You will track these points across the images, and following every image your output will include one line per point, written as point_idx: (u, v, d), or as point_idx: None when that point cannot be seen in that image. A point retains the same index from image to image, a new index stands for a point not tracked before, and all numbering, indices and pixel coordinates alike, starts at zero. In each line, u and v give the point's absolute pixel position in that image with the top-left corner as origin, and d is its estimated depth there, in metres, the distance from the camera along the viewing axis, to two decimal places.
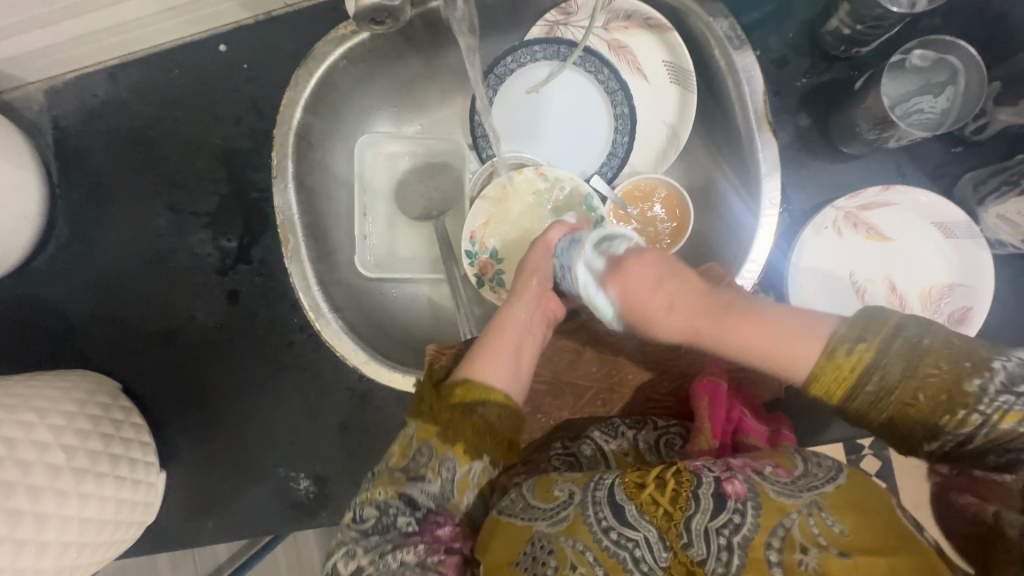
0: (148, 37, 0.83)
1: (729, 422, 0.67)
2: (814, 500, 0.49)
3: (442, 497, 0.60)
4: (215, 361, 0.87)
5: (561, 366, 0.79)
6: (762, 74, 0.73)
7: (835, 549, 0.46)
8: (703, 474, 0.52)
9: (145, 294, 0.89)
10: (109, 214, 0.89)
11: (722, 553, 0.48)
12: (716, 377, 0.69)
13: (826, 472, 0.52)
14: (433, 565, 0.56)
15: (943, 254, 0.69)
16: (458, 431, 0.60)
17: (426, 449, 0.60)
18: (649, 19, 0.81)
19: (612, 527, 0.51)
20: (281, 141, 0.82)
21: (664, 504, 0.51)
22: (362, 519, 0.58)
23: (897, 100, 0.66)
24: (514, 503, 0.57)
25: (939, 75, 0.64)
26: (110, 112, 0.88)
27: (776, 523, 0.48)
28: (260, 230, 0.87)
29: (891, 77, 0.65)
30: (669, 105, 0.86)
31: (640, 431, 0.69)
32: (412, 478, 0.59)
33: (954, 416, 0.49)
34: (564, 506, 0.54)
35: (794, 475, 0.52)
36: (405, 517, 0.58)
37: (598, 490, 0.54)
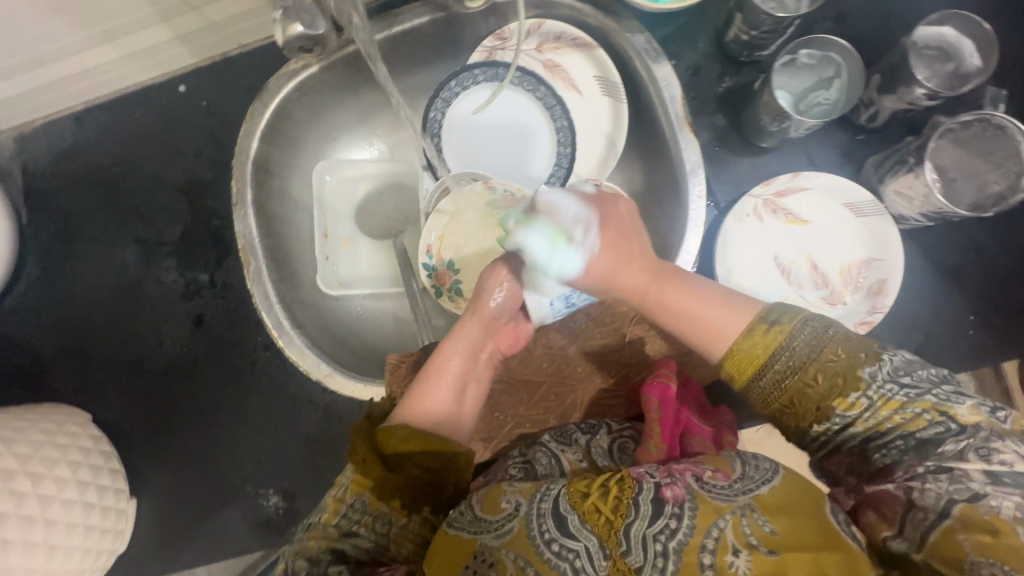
0: (111, 83, 0.88)
1: (679, 423, 0.70)
2: (749, 501, 0.52)
3: (379, 548, 0.59)
4: (184, 385, 0.90)
5: (515, 365, 0.82)
6: (679, 80, 0.80)
7: (765, 547, 0.49)
8: (643, 480, 0.55)
9: (115, 324, 0.91)
10: (79, 250, 0.93)
11: (658, 558, 0.51)
12: (665, 378, 0.72)
13: (762, 473, 0.55)
14: None
15: (857, 232, 0.75)
16: (389, 486, 0.58)
17: (359, 504, 0.59)
18: (576, 39, 0.89)
19: (554, 540, 0.54)
20: (240, 170, 0.87)
21: (605, 512, 0.54)
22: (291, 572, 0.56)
23: (799, 95, 0.72)
24: (463, 515, 0.59)
25: (824, 70, 0.72)
26: (77, 154, 0.93)
27: (711, 523, 0.51)
28: (223, 255, 0.91)
29: (788, 74, 0.72)
30: (604, 116, 0.92)
31: (592, 437, 0.71)
32: (346, 534, 0.58)
33: (842, 399, 0.52)
34: (508, 519, 0.57)
35: (731, 478, 0.54)
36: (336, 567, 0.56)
37: (544, 502, 0.56)
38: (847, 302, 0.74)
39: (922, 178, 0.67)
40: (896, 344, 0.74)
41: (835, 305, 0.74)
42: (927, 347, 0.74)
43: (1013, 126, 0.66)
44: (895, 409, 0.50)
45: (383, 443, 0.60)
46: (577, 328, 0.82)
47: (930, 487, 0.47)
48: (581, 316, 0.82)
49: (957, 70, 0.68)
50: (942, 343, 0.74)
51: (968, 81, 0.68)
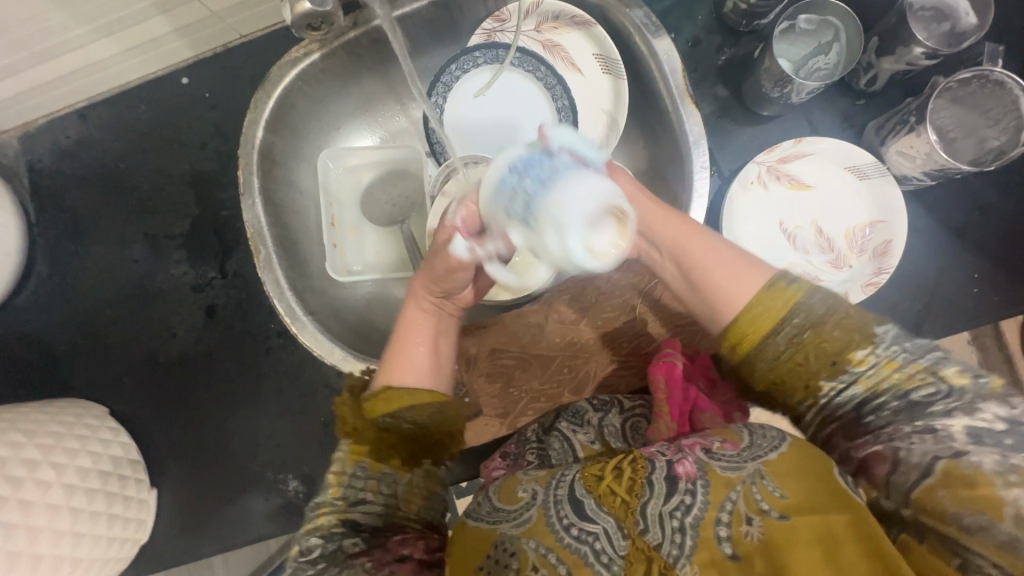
0: (114, 77, 0.88)
1: (687, 402, 0.70)
2: (758, 470, 0.54)
3: (390, 513, 0.60)
4: (199, 375, 0.90)
5: (526, 341, 0.83)
6: (679, 53, 0.81)
7: (776, 512, 0.51)
8: (656, 459, 0.58)
9: (127, 318, 0.92)
10: (88, 246, 0.93)
11: (676, 534, 0.53)
12: (670, 357, 0.73)
13: (770, 442, 0.57)
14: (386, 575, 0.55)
15: (860, 196, 0.76)
16: (387, 448, 0.63)
17: (363, 472, 0.61)
18: (575, 18, 0.90)
19: (573, 524, 0.56)
20: (247, 160, 0.88)
21: (621, 493, 0.56)
22: (306, 551, 0.57)
23: (799, 62, 0.74)
24: (481, 506, 0.63)
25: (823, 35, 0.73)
26: (82, 150, 0.93)
27: (722, 498, 0.53)
28: (233, 245, 0.91)
29: (787, 40, 0.73)
30: (604, 94, 0.92)
31: (606, 416, 0.73)
32: (354, 504, 0.59)
33: (853, 354, 0.53)
34: (526, 508, 0.59)
35: (739, 447, 0.57)
36: (352, 539, 0.57)
37: (560, 489, 0.59)
38: (853, 264, 0.75)
39: (924, 136, 0.68)
40: (902, 303, 0.75)
41: (840, 269, 0.75)
42: (933, 306, 0.75)
43: (1013, 81, 0.67)
44: (896, 367, 0.51)
45: (372, 411, 0.63)
46: (586, 301, 0.83)
47: (916, 444, 0.49)
48: (590, 291, 0.83)
49: (953, 30, 0.70)
50: (948, 300, 0.75)
51: (965, 40, 0.70)
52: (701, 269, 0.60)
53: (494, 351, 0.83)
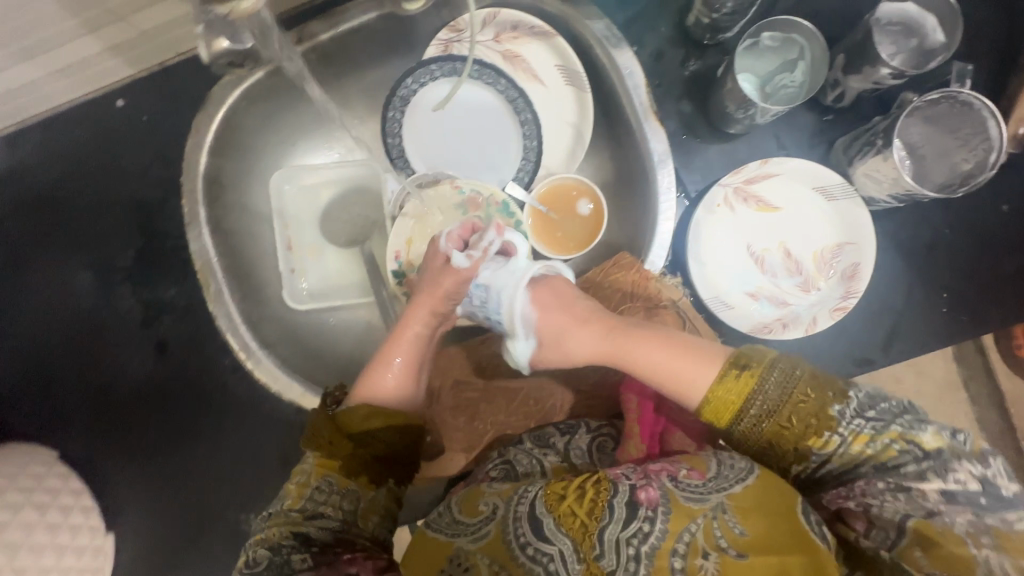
0: (41, 101, 0.82)
1: (659, 423, 0.68)
2: (721, 503, 0.52)
3: (344, 528, 0.57)
4: (151, 414, 0.86)
5: (487, 371, 0.82)
6: (641, 68, 0.77)
7: (734, 550, 0.50)
8: (620, 483, 0.55)
9: (72, 357, 0.87)
10: (26, 281, 0.88)
11: (631, 562, 0.51)
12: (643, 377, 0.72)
13: (738, 472, 0.53)
14: None
15: (828, 217, 0.74)
16: (360, 465, 0.59)
17: (325, 484, 0.57)
18: (534, 27, 0.85)
19: (530, 543, 0.54)
20: (190, 188, 0.83)
21: (580, 514, 0.53)
22: (253, 562, 0.53)
23: (763, 79, 0.70)
24: (442, 516, 0.61)
25: (788, 52, 0.70)
26: (13, 179, 0.87)
27: (682, 528, 0.51)
28: (181, 277, 0.87)
29: (751, 57, 0.70)
30: (569, 106, 0.89)
31: (572, 441, 0.70)
32: (310, 516, 0.56)
33: (817, 437, 0.50)
34: (485, 523, 0.57)
35: (706, 476, 0.54)
36: (301, 555, 0.53)
37: (520, 505, 0.56)
38: (822, 288, 0.73)
39: (891, 161, 0.65)
40: (871, 327, 0.73)
41: (809, 292, 0.74)
42: (902, 329, 0.73)
43: (980, 103, 0.64)
44: (866, 444, 0.48)
45: (348, 421, 0.60)
46: None
47: (888, 503, 0.48)
48: None
49: (920, 47, 0.67)
50: (917, 323, 0.73)
51: (933, 58, 0.66)
52: (636, 375, 0.62)
53: (458, 384, 0.81)
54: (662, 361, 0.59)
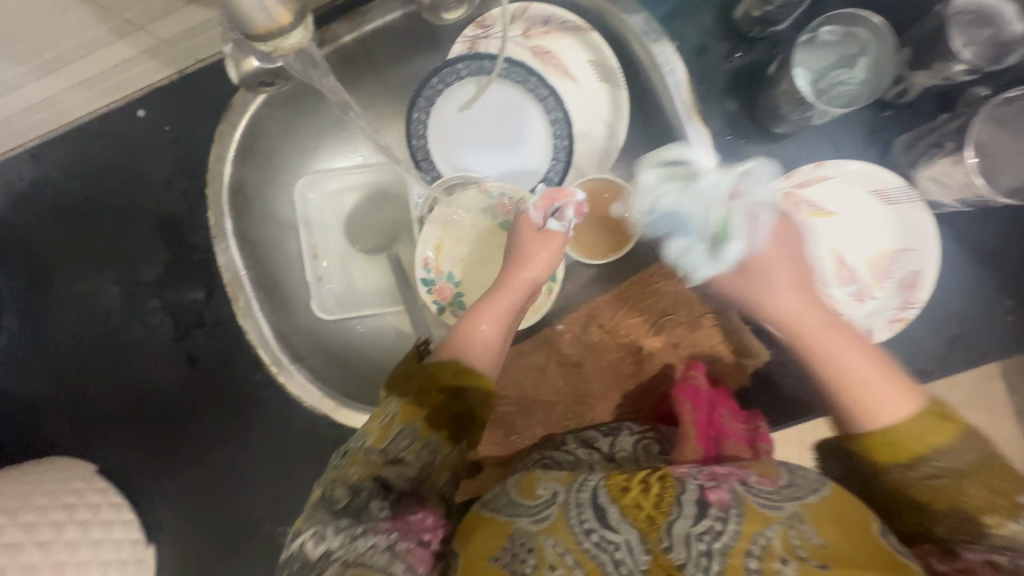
0: (63, 114, 0.80)
1: (711, 426, 0.67)
2: (796, 513, 0.48)
3: (420, 480, 0.56)
4: (186, 428, 0.86)
5: (525, 384, 0.79)
6: (683, 65, 0.72)
7: (815, 560, 0.46)
8: (687, 480, 0.51)
9: (105, 371, 0.87)
10: (56, 296, 0.87)
11: (702, 559, 0.47)
12: (694, 379, 0.72)
13: (811, 484, 0.51)
14: (402, 553, 0.50)
15: (886, 221, 0.69)
16: (448, 415, 0.59)
17: (409, 432, 0.56)
18: (566, 22, 0.81)
19: (594, 530, 0.51)
20: (215, 200, 0.81)
21: (647, 507, 0.50)
22: (331, 498, 0.53)
23: (818, 73, 0.66)
24: (500, 497, 0.58)
25: (850, 48, 0.65)
26: (39, 194, 0.86)
27: (756, 532, 0.48)
28: (209, 291, 0.86)
29: (807, 52, 0.65)
30: (602, 104, 0.84)
31: (618, 442, 0.68)
32: (390, 461, 0.55)
33: (997, 517, 0.45)
34: (546, 506, 0.54)
35: (777, 484, 0.50)
36: (378, 502, 0.53)
37: (582, 492, 0.53)
38: (879, 297, 0.68)
39: (963, 165, 0.61)
40: (932, 339, 0.69)
41: (864, 301, 0.68)
42: (964, 341, 0.69)
43: None
44: None
45: (438, 372, 0.61)
46: (591, 342, 0.79)
47: None
48: (593, 330, 0.80)
49: (996, 38, 0.61)
50: (979, 335, 0.69)
51: (1010, 52, 0.61)
52: (818, 360, 0.56)
53: (494, 398, 0.79)
54: (851, 359, 0.55)
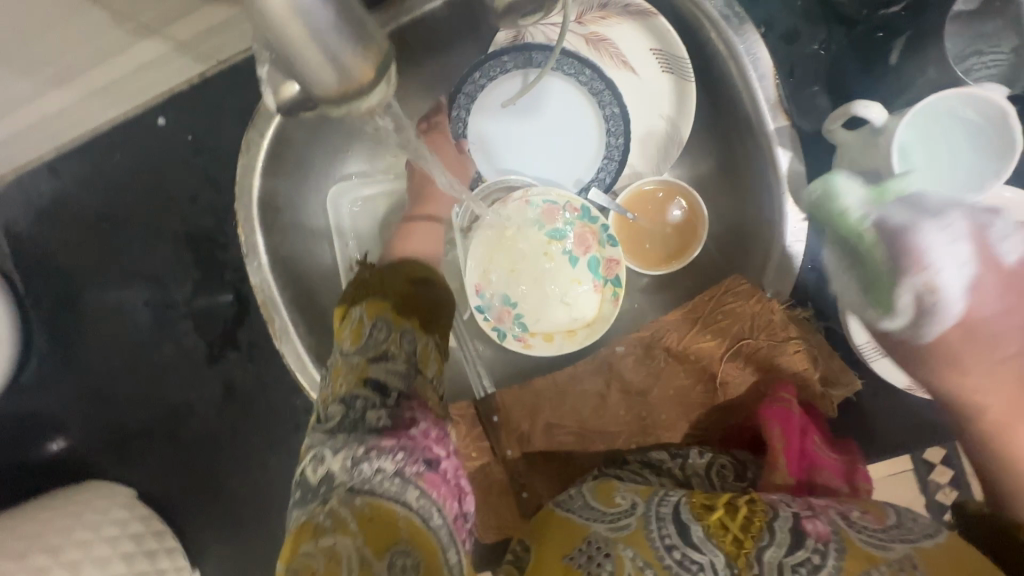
0: (79, 125, 0.74)
1: (803, 457, 0.62)
2: (908, 554, 0.45)
3: (411, 376, 0.58)
4: (226, 453, 0.83)
5: (586, 413, 0.73)
6: (769, 53, 0.63)
7: None
8: (779, 508, 0.50)
9: (140, 394, 0.83)
10: (86, 317, 0.83)
11: None
12: (785, 403, 0.65)
13: (923, 528, 0.48)
14: (413, 480, 0.49)
15: None
16: (411, 305, 0.65)
17: (384, 325, 0.61)
18: (629, 6, 0.71)
19: (676, 547, 0.49)
20: (246, 215, 0.75)
21: (733, 530, 0.48)
22: (326, 418, 0.54)
23: (954, 49, 0.56)
24: (575, 499, 0.57)
25: (1002, 17, 0.55)
26: (61, 210, 0.81)
27: (858, 567, 0.45)
28: (244, 311, 0.81)
29: (955, 23, 0.56)
30: (664, 98, 0.74)
31: (688, 462, 0.64)
32: (375, 358, 0.58)
33: None
34: (625, 516, 0.52)
35: (884, 524, 0.48)
36: (374, 412, 0.54)
37: (664, 506, 0.51)
38: None
39: None
40: None
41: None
42: None
43: None
44: None
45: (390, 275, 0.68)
46: (656, 366, 0.72)
47: None
48: (658, 353, 0.72)
49: None
50: None
51: None
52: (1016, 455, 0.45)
53: (550, 428, 0.73)
54: None
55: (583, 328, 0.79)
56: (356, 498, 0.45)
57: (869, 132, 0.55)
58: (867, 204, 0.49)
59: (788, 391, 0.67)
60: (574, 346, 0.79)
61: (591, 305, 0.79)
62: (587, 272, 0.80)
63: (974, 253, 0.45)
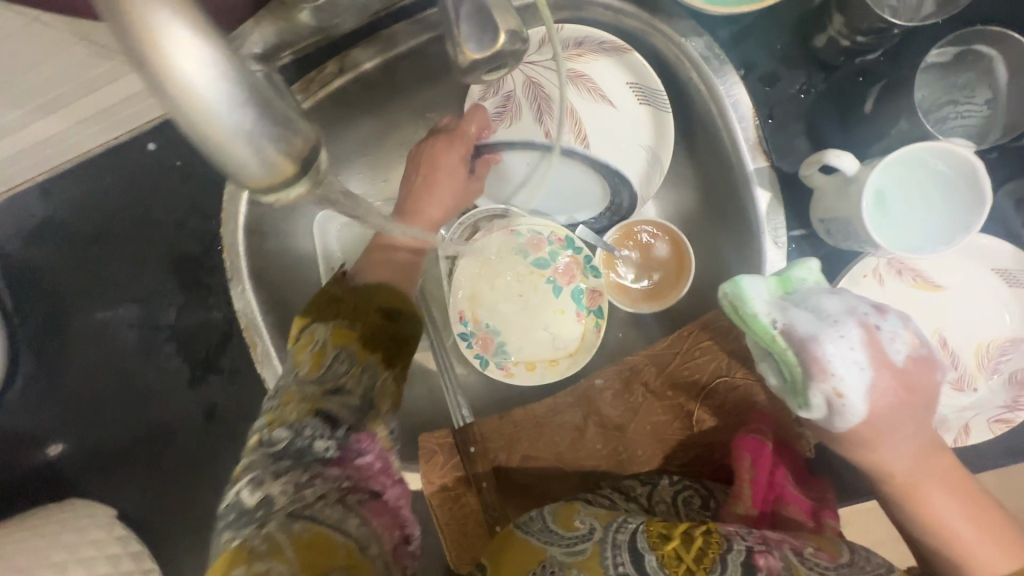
0: (69, 151, 0.75)
1: (771, 487, 0.61)
2: None
3: (365, 413, 0.52)
4: (205, 476, 0.83)
5: (563, 445, 0.73)
6: (749, 95, 0.64)
7: None
8: (735, 540, 0.51)
9: (122, 415, 0.84)
10: (72, 338, 0.84)
11: None
12: (757, 434, 0.64)
13: (873, 567, 0.51)
14: (355, 509, 0.45)
15: (1005, 304, 0.60)
16: (376, 335, 0.57)
17: (347, 355, 0.54)
18: (603, 43, 0.69)
19: (627, 574, 0.49)
20: (230, 242, 0.76)
21: (687, 561, 0.49)
22: (269, 441, 0.48)
23: (926, 99, 0.61)
24: (533, 522, 0.57)
25: (970, 71, 0.59)
26: (50, 231, 0.82)
27: None
28: (227, 335, 0.81)
29: (922, 77, 0.60)
30: (642, 128, 0.73)
31: (656, 488, 0.66)
32: (331, 391, 0.51)
33: None
34: (581, 540, 0.53)
35: (836, 560, 0.51)
36: (325, 442, 0.48)
37: (620, 533, 0.52)
38: (979, 388, 0.61)
39: None
40: None
41: (963, 392, 0.61)
42: None
43: None
44: None
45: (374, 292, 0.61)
46: (634, 402, 0.72)
47: None
48: (636, 388, 0.72)
49: None
50: None
51: None
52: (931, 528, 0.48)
53: (527, 460, 0.73)
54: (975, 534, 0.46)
55: (565, 357, 0.79)
56: (296, 523, 0.41)
57: (841, 180, 0.55)
58: (772, 307, 0.51)
59: (763, 421, 0.67)
60: (557, 376, 0.79)
61: (573, 333, 0.79)
62: (570, 302, 0.80)
63: (872, 356, 0.48)
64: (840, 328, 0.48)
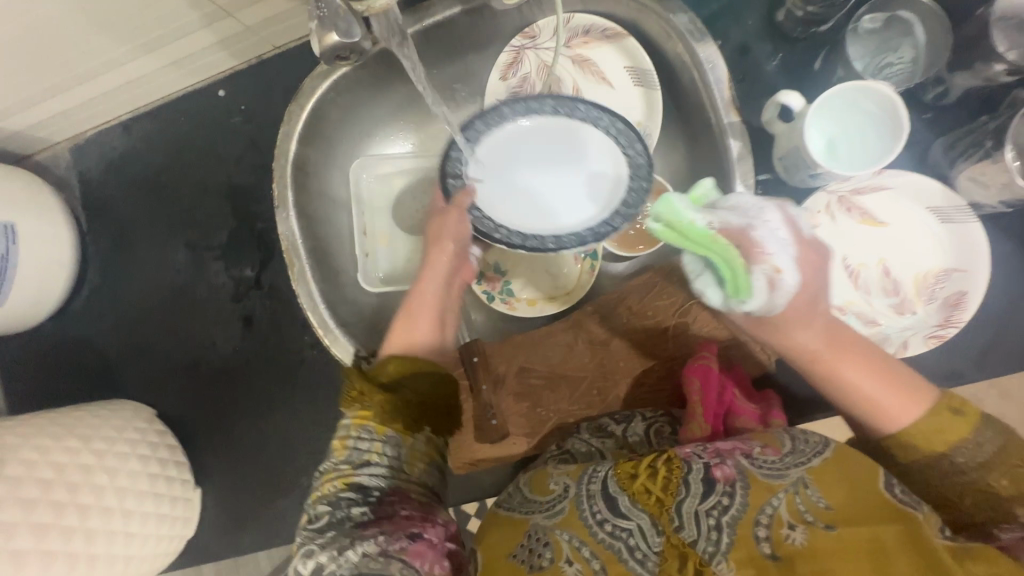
0: (155, 92, 0.90)
1: (722, 404, 0.68)
2: (801, 477, 0.51)
3: (395, 477, 0.55)
4: (238, 382, 0.94)
5: (555, 358, 0.83)
6: (725, 62, 0.76)
7: (821, 522, 0.48)
8: (693, 461, 0.53)
9: (171, 325, 0.95)
10: (134, 255, 0.97)
11: (712, 533, 0.50)
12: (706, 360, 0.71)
13: (813, 446, 0.53)
14: (396, 555, 0.48)
15: (940, 239, 0.70)
16: (393, 407, 0.57)
17: (370, 432, 0.55)
18: (607, 31, 0.84)
19: (607, 520, 0.54)
20: (281, 173, 0.88)
21: (655, 492, 0.53)
22: (315, 518, 0.52)
23: (865, 60, 0.73)
24: (514, 497, 0.63)
25: (894, 31, 0.72)
26: (127, 163, 0.96)
27: (763, 501, 0.50)
28: (269, 257, 0.94)
29: (855, 41, 0.73)
30: (635, 106, 0.86)
31: (629, 425, 0.72)
32: (360, 467, 0.54)
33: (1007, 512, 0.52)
34: (559, 501, 0.58)
35: (781, 453, 0.53)
36: (359, 509, 0.52)
37: (592, 484, 0.56)
38: (918, 311, 0.70)
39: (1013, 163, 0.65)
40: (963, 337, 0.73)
41: (904, 314, 0.70)
42: (999, 343, 0.72)
43: None
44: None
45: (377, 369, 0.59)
46: (619, 323, 0.82)
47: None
48: (620, 313, 0.82)
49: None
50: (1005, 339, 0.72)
51: None
52: (837, 392, 0.56)
53: (523, 371, 0.83)
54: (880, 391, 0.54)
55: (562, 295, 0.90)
56: None
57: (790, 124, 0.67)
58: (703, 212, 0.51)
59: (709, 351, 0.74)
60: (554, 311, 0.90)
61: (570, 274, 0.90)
62: None
63: (791, 236, 0.53)
64: (764, 215, 0.52)
